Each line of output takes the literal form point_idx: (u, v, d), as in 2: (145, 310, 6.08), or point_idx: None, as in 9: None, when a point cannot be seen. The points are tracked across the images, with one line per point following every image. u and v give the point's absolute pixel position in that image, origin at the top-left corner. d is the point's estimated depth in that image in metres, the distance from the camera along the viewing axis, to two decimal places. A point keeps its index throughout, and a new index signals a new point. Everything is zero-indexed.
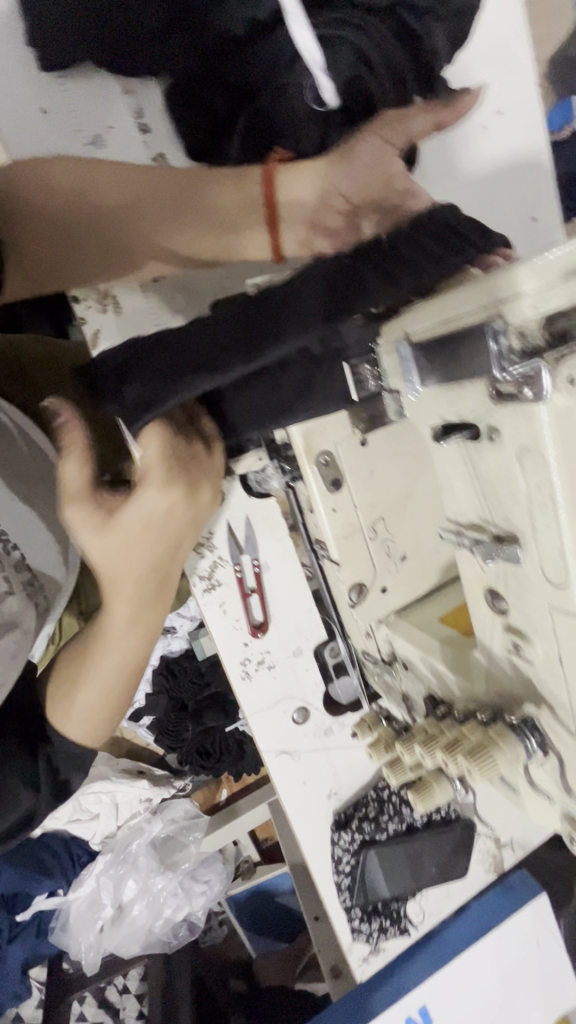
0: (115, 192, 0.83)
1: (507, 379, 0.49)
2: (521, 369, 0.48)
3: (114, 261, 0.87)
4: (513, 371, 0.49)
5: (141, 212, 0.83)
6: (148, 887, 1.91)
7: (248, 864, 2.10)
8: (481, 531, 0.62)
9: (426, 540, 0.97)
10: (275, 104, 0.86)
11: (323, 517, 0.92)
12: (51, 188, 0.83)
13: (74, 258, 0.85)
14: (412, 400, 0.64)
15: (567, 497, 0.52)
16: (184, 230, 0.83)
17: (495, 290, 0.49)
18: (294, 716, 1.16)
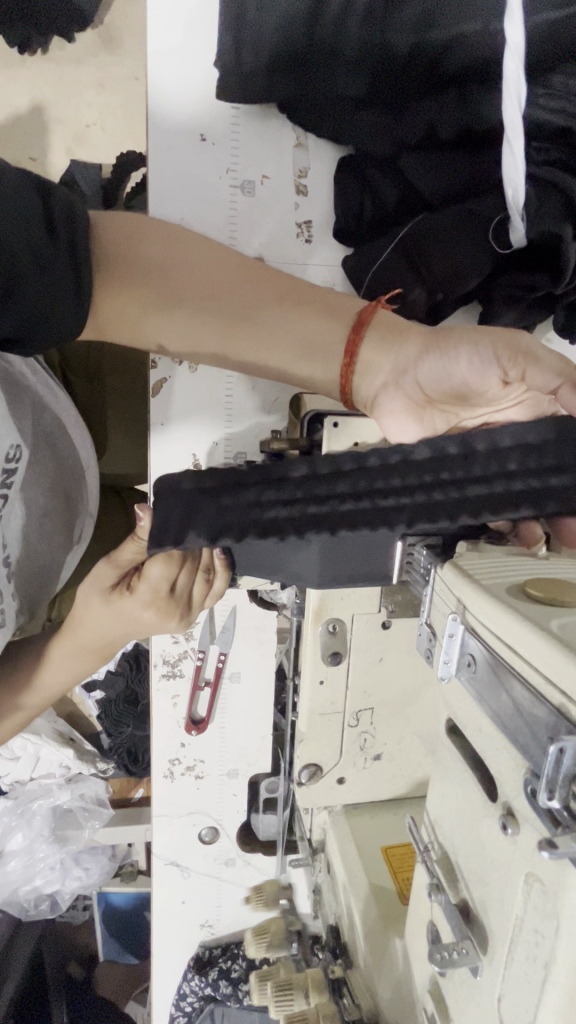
0: (211, 262, 0.66)
1: (547, 806, 0.35)
2: (565, 814, 0.34)
3: (193, 330, 0.68)
4: (555, 807, 0.34)
5: (257, 297, 0.66)
6: (32, 850, 1.47)
7: (134, 869, 1.63)
8: (453, 877, 0.48)
9: (410, 747, 0.83)
10: (450, 222, 0.72)
11: (307, 684, 0.78)
12: (141, 235, 0.64)
13: (132, 314, 0.66)
14: (446, 672, 0.49)
15: (558, 992, 0.35)
16: (290, 342, 0.67)
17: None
18: (200, 833, 1.05)
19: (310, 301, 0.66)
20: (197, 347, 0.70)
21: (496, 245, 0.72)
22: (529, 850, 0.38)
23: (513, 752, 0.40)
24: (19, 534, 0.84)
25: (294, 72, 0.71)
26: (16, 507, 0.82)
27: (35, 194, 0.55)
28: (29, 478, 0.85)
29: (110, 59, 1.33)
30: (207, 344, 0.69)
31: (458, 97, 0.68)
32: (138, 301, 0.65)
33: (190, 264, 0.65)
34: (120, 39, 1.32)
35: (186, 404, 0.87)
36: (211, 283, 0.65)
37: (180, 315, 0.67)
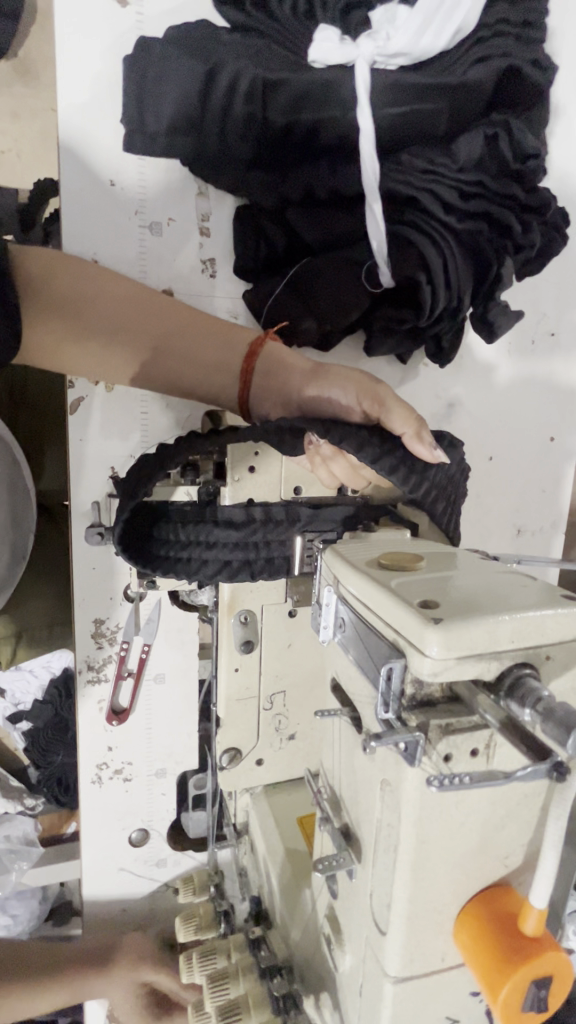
0: (123, 297, 0.74)
1: (389, 717, 0.44)
2: (400, 720, 0.43)
3: (107, 356, 0.75)
4: (394, 717, 0.44)
5: (165, 330, 0.75)
6: None
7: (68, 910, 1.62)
8: (339, 808, 0.57)
9: (322, 724, 0.92)
10: (331, 263, 0.84)
11: (224, 672, 0.86)
12: (54, 271, 0.71)
13: (49, 341, 0.72)
14: (328, 634, 0.59)
15: (405, 859, 0.45)
16: (196, 367, 0.76)
17: (407, 626, 0.43)
18: (130, 837, 1.08)
19: (213, 338, 0.76)
20: (111, 370, 0.77)
21: (368, 285, 0.86)
22: (381, 762, 0.47)
23: (370, 687, 0.50)
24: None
25: (189, 130, 0.81)
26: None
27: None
28: None
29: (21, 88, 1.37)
30: (121, 368, 0.77)
31: (331, 163, 0.81)
32: (53, 328, 0.72)
33: (103, 298, 0.73)
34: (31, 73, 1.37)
35: (105, 421, 0.94)
36: (122, 314, 0.74)
37: (95, 343, 0.74)
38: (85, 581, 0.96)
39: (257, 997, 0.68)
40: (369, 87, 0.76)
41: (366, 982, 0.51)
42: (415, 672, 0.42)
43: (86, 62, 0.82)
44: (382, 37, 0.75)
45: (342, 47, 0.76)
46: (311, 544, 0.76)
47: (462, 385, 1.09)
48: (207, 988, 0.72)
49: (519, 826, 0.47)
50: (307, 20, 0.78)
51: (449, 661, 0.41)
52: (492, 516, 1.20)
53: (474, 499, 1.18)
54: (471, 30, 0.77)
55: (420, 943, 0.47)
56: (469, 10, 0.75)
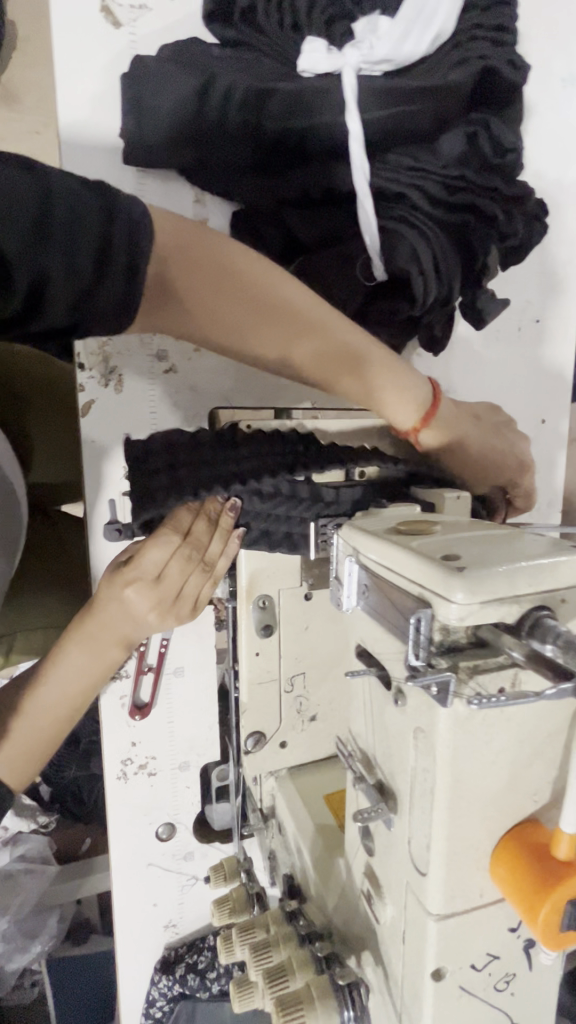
0: (209, 264, 0.63)
1: (421, 662, 0.47)
2: (432, 666, 0.46)
3: (233, 333, 0.66)
4: (426, 662, 0.47)
5: (295, 315, 0.67)
6: None
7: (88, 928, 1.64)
8: (371, 766, 0.60)
9: (341, 704, 0.95)
10: (326, 260, 0.89)
11: (245, 657, 0.88)
12: (176, 231, 0.60)
13: (176, 298, 0.62)
14: (353, 602, 0.62)
15: (442, 799, 0.48)
16: (324, 363, 0.71)
17: (433, 579, 0.46)
18: (158, 831, 1.09)
19: (313, 324, 0.68)
20: (231, 341, 0.67)
21: (363, 278, 0.89)
22: (413, 710, 0.50)
23: (397, 643, 0.53)
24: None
25: (186, 140, 0.85)
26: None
27: (85, 191, 0.52)
28: None
29: (5, 114, 1.42)
30: (245, 345, 0.67)
31: (322, 165, 0.85)
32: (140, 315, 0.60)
33: (188, 273, 0.61)
34: (13, 94, 1.41)
35: (115, 422, 0.96)
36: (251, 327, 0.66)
37: (226, 315, 0.65)
38: (103, 579, 0.99)
39: (301, 959, 0.70)
40: (357, 95, 0.80)
41: (409, 927, 0.54)
42: (442, 619, 0.46)
43: (83, 83, 0.86)
44: (366, 46, 0.79)
45: (329, 57, 0.80)
46: (324, 529, 0.73)
47: (453, 373, 1.14)
48: (251, 956, 0.74)
49: (545, 763, 0.50)
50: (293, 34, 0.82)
51: (473, 606, 0.44)
52: None
53: None
54: (449, 34, 0.81)
55: (460, 880, 0.50)
56: (447, 17, 0.79)
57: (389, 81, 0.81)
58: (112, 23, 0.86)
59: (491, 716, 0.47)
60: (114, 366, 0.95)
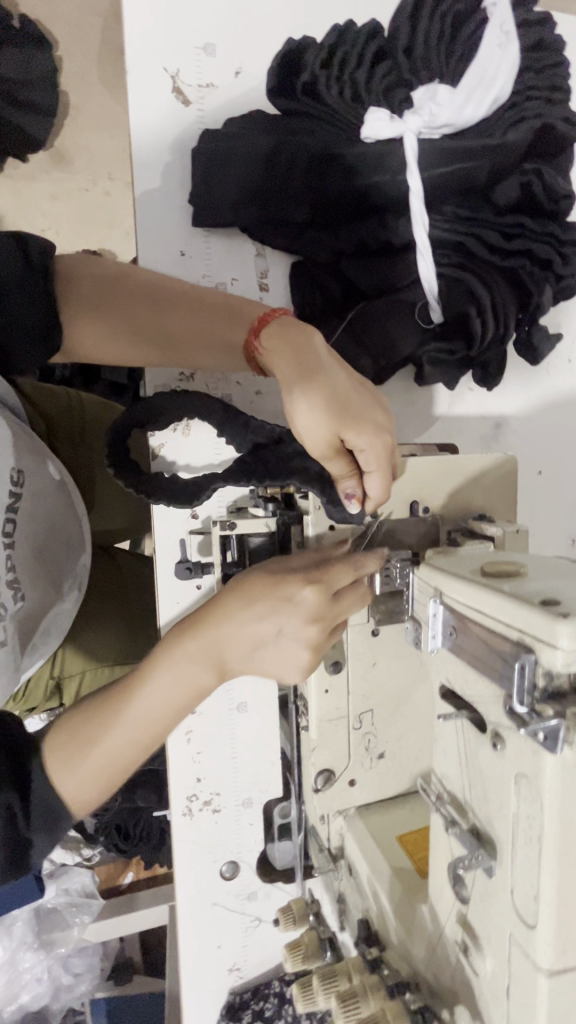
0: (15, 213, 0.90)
1: (525, 707, 0.47)
2: (539, 712, 0.46)
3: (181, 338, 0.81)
4: (530, 706, 0.47)
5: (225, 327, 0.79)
6: (16, 962, 1.50)
7: (129, 967, 1.63)
8: (462, 811, 0.59)
9: (409, 740, 0.94)
10: (385, 305, 0.92)
11: (314, 693, 0.89)
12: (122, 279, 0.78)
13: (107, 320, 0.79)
14: (439, 644, 0.62)
15: (552, 849, 0.47)
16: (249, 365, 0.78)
17: (535, 626, 0.47)
18: (221, 870, 1.09)
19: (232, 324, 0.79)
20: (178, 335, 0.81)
21: (420, 322, 0.93)
22: (514, 756, 0.50)
23: (493, 687, 0.53)
24: (31, 568, 0.95)
25: (252, 205, 0.91)
26: (23, 535, 0.93)
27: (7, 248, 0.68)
28: (33, 510, 0.96)
29: (59, 174, 1.53)
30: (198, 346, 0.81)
31: (380, 220, 0.89)
32: (101, 341, 0.79)
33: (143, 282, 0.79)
34: (71, 160, 1.52)
35: (183, 464, 1.01)
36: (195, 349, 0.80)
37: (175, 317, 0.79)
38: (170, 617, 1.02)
39: (392, 1009, 0.68)
40: (417, 156, 0.85)
41: (514, 981, 0.53)
42: (546, 665, 0.46)
43: (152, 156, 0.94)
44: (427, 112, 0.84)
45: (391, 125, 0.84)
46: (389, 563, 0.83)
47: (504, 404, 1.16)
48: (337, 1005, 0.73)
49: None
50: (354, 103, 0.87)
51: None
52: (547, 529, 1.22)
53: (526, 514, 1.22)
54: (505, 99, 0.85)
55: (572, 934, 0.49)
56: (505, 82, 0.83)
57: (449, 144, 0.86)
58: (182, 101, 0.94)
59: None
60: None
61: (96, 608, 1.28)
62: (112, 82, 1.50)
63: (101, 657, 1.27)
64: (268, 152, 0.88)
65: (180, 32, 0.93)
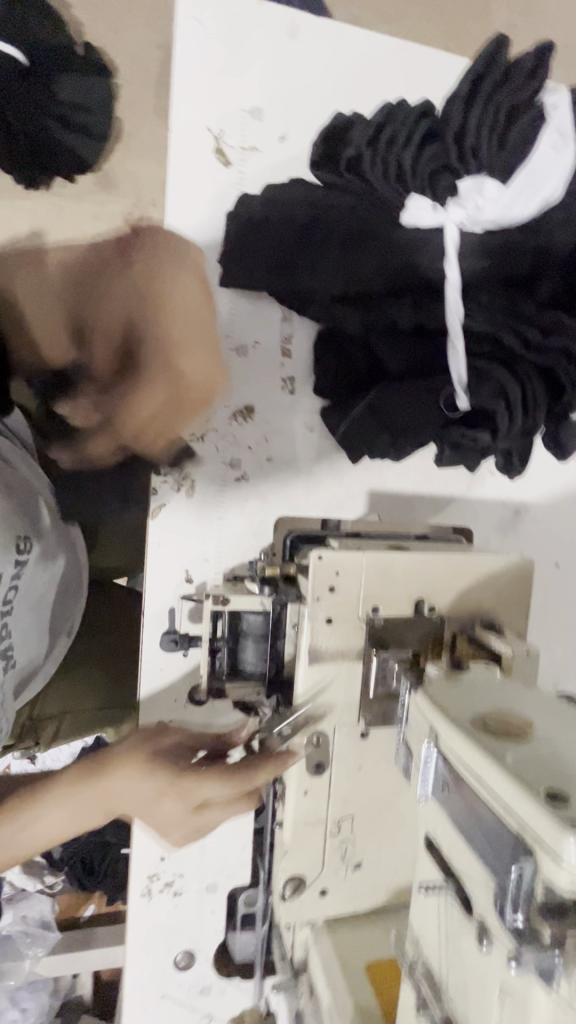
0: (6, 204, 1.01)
1: (515, 921, 0.42)
2: (534, 934, 0.41)
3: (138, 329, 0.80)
4: (522, 921, 0.42)
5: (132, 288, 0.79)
6: None
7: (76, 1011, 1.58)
8: (438, 991, 0.53)
9: (390, 855, 0.87)
10: (411, 388, 0.88)
11: (291, 794, 0.83)
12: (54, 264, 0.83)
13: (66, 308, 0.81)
14: (431, 793, 0.57)
15: None
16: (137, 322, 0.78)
17: (536, 831, 0.41)
18: (175, 959, 1.02)
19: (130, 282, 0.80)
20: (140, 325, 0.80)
21: (445, 413, 0.88)
22: (500, 964, 0.45)
23: (484, 873, 0.47)
24: (28, 624, 0.92)
25: (283, 276, 0.89)
26: (20, 600, 0.89)
27: None
28: (36, 568, 0.92)
29: (105, 196, 1.48)
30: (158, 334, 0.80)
31: (413, 303, 0.85)
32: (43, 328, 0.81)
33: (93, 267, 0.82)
34: (116, 182, 1.49)
35: (185, 525, 0.97)
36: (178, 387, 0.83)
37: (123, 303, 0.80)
38: (154, 685, 0.96)
39: None
40: (458, 248, 0.82)
41: None
42: (546, 881, 0.40)
43: (188, 215, 0.92)
44: (472, 205, 0.79)
45: (434, 214, 0.80)
46: (385, 663, 0.80)
47: (526, 491, 1.11)
48: None
49: None
50: None
51: None
52: (560, 623, 1.15)
53: (540, 605, 1.15)
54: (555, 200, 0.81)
55: None
56: (555, 185, 0.79)
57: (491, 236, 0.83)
58: (223, 162, 0.92)
59: None
60: (187, 470, 0.96)
61: (85, 650, 1.22)
62: (165, 116, 1.50)
63: (83, 700, 1.21)
64: (304, 226, 0.85)
65: (230, 93, 0.91)
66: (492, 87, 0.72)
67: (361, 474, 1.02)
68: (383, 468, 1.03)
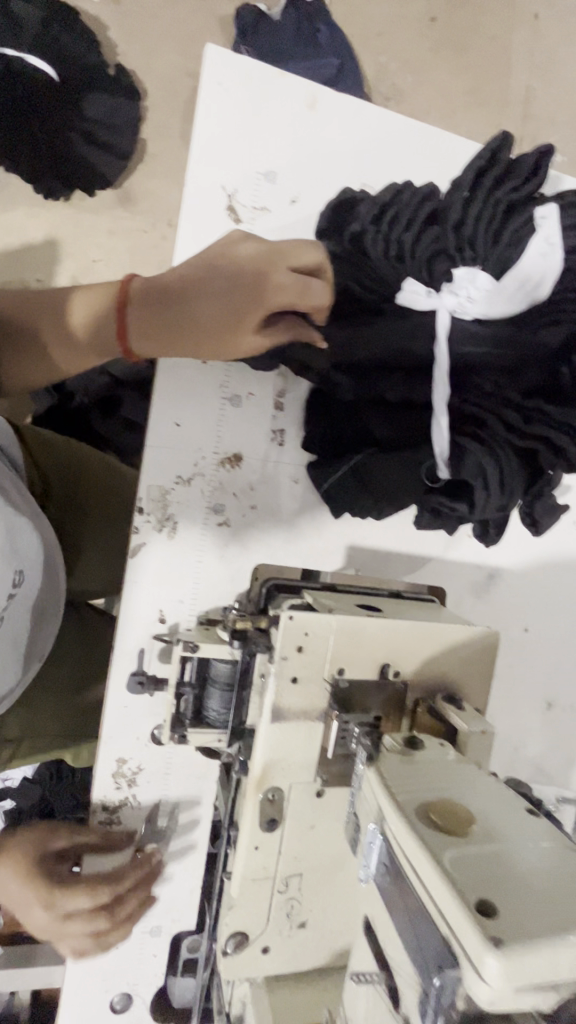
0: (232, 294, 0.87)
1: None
2: None
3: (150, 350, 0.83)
4: None
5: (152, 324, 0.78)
6: None
7: None
8: None
9: (336, 915, 0.87)
10: (396, 456, 0.90)
11: (242, 849, 0.83)
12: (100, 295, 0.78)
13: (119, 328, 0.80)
14: (374, 875, 0.58)
15: None
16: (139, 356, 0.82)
17: (463, 947, 0.43)
18: (112, 1001, 1.01)
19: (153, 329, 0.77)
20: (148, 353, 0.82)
21: (426, 482, 0.91)
22: None
23: (413, 969, 0.49)
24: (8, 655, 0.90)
25: None
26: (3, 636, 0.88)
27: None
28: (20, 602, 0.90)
29: (123, 213, 1.47)
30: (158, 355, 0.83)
31: (403, 376, 0.88)
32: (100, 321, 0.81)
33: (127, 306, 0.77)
34: (135, 200, 1.47)
35: (164, 568, 0.98)
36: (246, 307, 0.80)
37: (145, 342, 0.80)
38: (115, 725, 0.95)
39: None
40: (448, 331, 0.84)
41: None
42: (467, 994, 0.42)
43: None
44: (463, 294, 0.83)
45: (428, 298, 0.84)
46: (346, 727, 0.80)
47: (501, 554, 1.13)
48: None
49: None
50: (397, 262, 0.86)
51: (506, 995, 0.41)
52: (524, 683, 1.18)
53: (506, 665, 1.17)
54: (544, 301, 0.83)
55: None
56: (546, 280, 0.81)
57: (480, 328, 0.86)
58: (234, 218, 0.95)
59: None
60: (170, 512, 0.97)
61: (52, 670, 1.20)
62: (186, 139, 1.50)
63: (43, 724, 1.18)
64: None
65: (246, 154, 0.94)
66: (493, 181, 0.80)
67: (341, 526, 1.05)
68: (365, 524, 1.05)
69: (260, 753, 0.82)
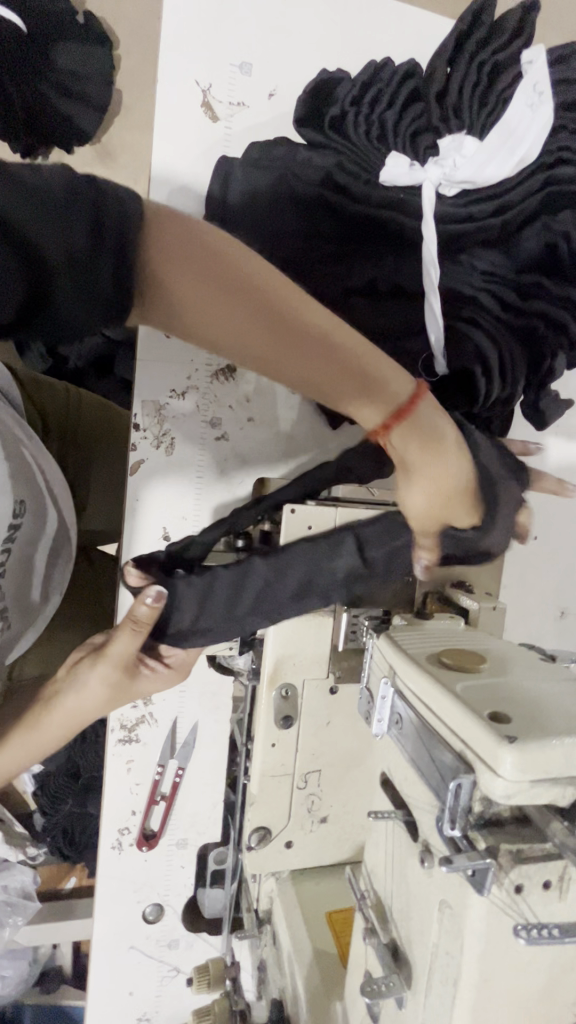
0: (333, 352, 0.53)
1: (451, 835, 0.43)
2: (469, 851, 0.42)
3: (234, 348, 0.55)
4: (458, 835, 0.43)
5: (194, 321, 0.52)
6: None
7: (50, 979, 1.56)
8: (387, 920, 0.54)
9: (356, 808, 0.89)
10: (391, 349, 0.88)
11: (259, 747, 0.84)
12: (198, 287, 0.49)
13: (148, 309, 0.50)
14: (387, 729, 0.57)
15: (467, 999, 0.43)
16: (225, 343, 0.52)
17: (478, 747, 0.42)
18: (144, 912, 1.03)
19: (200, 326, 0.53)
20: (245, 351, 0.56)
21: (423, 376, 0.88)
22: (440, 880, 0.46)
23: (428, 796, 0.48)
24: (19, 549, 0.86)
25: (266, 232, 0.88)
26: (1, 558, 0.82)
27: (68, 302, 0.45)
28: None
29: None
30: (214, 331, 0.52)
31: (393, 262, 0.86)
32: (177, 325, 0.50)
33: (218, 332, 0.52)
34: None
35: (164, 484, 0.97)
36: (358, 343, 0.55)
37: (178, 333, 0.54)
38: None
39: None
40: (433, 207, 0.82)
41: None
42: (484, 791, 0.42)
43: (172, 175, 0.92)
44: (449, 164, 0.81)
45: (411, 172, 0.82)
46: (356, 619, 0.80)
47: None
48: None
49: None
50: (379, 145, 0.84)
51: (522, 784, 0.40)
52: (535, 592, 1.17)
53: (516, 574, 1.16)
54: (533, 161, 0.81)
55: None
56: (533, 141, 0.79)
57: (467, 202, 0.83)
58: (210, 117, 0.91)
59: (538, 911, 0.42)
60: (166, 428, 0.96)
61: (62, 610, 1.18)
62: None
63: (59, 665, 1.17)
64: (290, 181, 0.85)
65: (219, 47, 0.90)
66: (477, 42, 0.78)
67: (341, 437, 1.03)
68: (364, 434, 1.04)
69: (271, 646, 0.82)
